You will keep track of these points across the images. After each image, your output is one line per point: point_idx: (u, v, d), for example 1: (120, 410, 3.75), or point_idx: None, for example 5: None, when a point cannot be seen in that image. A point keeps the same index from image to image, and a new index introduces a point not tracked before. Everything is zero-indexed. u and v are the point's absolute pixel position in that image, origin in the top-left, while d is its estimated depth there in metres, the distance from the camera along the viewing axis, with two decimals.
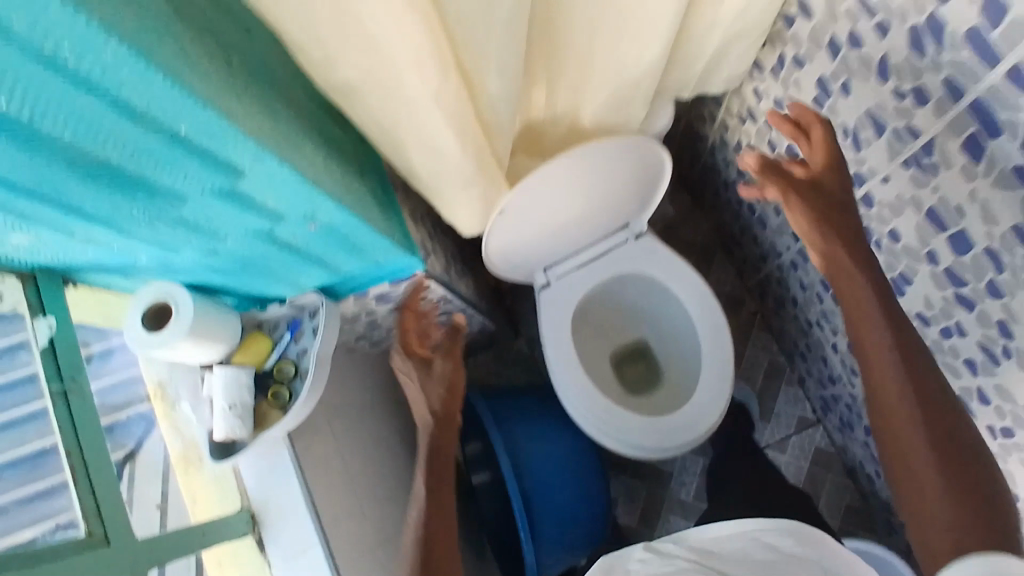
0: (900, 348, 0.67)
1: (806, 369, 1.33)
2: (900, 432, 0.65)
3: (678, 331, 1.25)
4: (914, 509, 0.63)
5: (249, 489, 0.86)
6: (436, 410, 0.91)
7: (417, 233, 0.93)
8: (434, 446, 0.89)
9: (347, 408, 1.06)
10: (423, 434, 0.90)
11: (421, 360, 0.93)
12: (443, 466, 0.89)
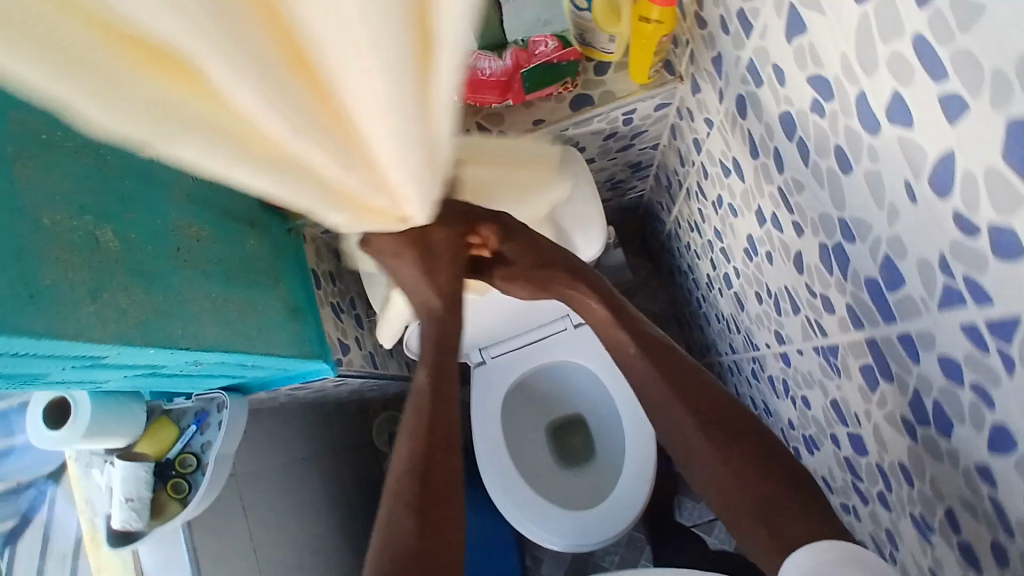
0: (677, 390, 0.64)
1: None
2: (703, 451, 0.60)
3: (610, 417, 1.24)
4: (748, 538, 0.56)
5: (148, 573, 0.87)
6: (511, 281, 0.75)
7: (337, 330, 0.93)
8: (551, 283, 0.75)
9: (264, 476, 1.07)
10: (557, 268, 0.74)
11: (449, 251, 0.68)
12: (444, 401, 0.62)
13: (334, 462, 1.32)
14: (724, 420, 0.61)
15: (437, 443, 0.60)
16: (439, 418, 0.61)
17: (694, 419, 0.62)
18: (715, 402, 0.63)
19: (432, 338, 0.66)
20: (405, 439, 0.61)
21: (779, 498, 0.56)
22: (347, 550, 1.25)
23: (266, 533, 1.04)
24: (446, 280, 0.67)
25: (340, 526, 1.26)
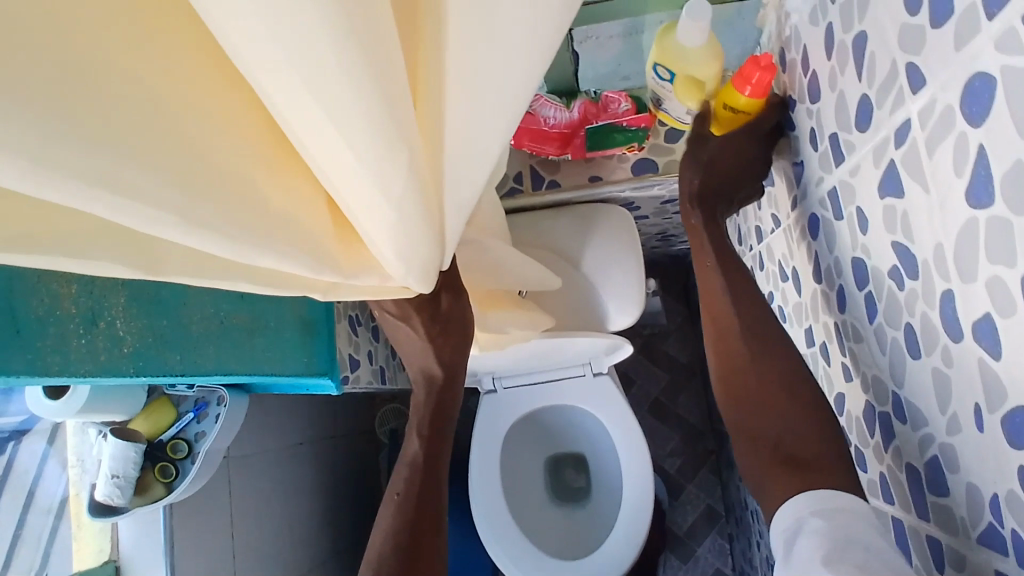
0: (763, 352, 0.64)
1: (738, 536, 1.27)
2: (763, 403, 0.62)
3: (612, 469, 1.21)
4: (765, 465, 0.60)
5: (125, 544, 0.89)
6: (449, 368, 0.70)
7: (349, 344, 0.91)
8: (442, 404, 0.72)
9: (255, 459, 1.07)
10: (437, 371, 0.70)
11: (429, 316, 0.64)
12: (433, 493, 0.71)
13: (331, 449, 1.32)
14: (791, 382, 0.61)
15: (416, 552, 0.66)
16: (428, 516, 0.69)
17: (777, 386, 0.62)
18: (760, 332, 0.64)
19: (416, 452, 0.72)
20: (387, 522, 0.68)
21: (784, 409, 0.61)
22: (326, 539, 1.26)
23: (248, 518, 1.04)
24: (446, 353, 0.68)
25: (323, 514, 1.26)
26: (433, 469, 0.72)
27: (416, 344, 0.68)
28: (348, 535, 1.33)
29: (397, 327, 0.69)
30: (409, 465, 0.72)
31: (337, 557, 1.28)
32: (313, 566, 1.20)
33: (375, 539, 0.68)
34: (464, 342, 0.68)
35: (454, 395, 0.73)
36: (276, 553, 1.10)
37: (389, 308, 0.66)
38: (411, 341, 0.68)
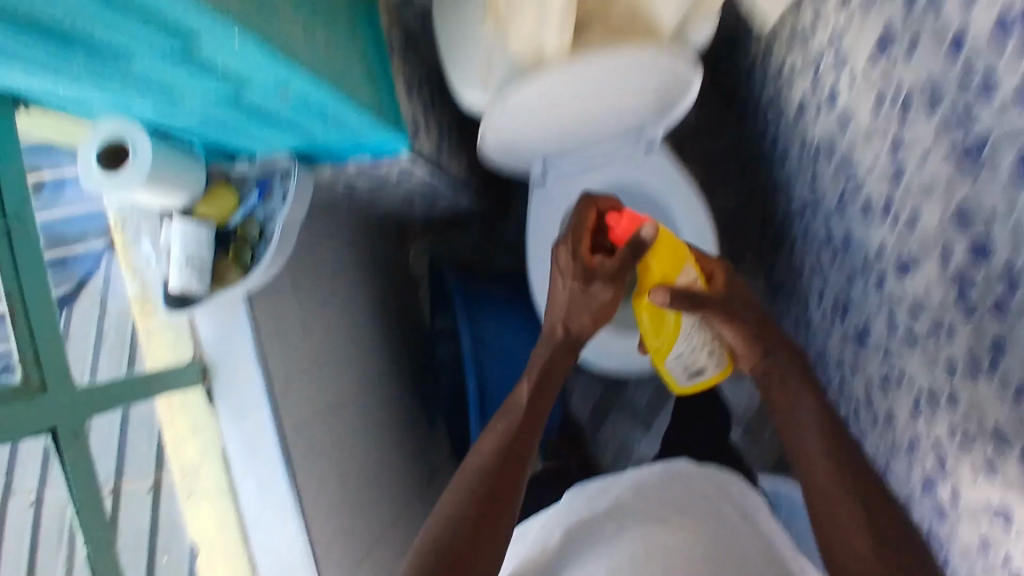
0: (843, 460, 0.72)
1: (787, 312, 1.34)
2: (826, 459, 0.72)
3: None
4: (834, 504, 0.68)
5: (205, 342, 0.86)
6: (570, 334, 0.87)
7: (413, 111, 0.87)
8: (570, 318, 0.86)
9: (320, 269, 1.06)
10: (584, 311, 0.85)
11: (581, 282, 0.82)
12: (533, 422, 0.80)
13: (377, 278, 1.31)
14: (865, 476, 0.70)
15: (504, 483, 0.72)
16: (511, 480, 0.73)
17: (840, 467, 0.71)
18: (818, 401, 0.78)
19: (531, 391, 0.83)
20: (487, 445, 0.77)
21: (836, 467, 0.71)
22: (388, 360, 1.26)
23: (320, 323, 1.02)
24: (602, 305, 0.84)
25: (383, 336, 1.26)
26: (533, 408, 0.81)
27: (563, 269, 0.84)
28: (405, 361, 1.34)
29: (556, 273, 0.86)
30: (524, 402, 0.81)
31: (400, 380, 1.29)
32: (384, 383, 1.21)
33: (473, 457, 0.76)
34: (606, 306, 0.85)
35: (568, 342, 0.87)
36: (353, 364, 1.10)
37: (580, 249, 0.82)
38: (562, 297, 0.85)
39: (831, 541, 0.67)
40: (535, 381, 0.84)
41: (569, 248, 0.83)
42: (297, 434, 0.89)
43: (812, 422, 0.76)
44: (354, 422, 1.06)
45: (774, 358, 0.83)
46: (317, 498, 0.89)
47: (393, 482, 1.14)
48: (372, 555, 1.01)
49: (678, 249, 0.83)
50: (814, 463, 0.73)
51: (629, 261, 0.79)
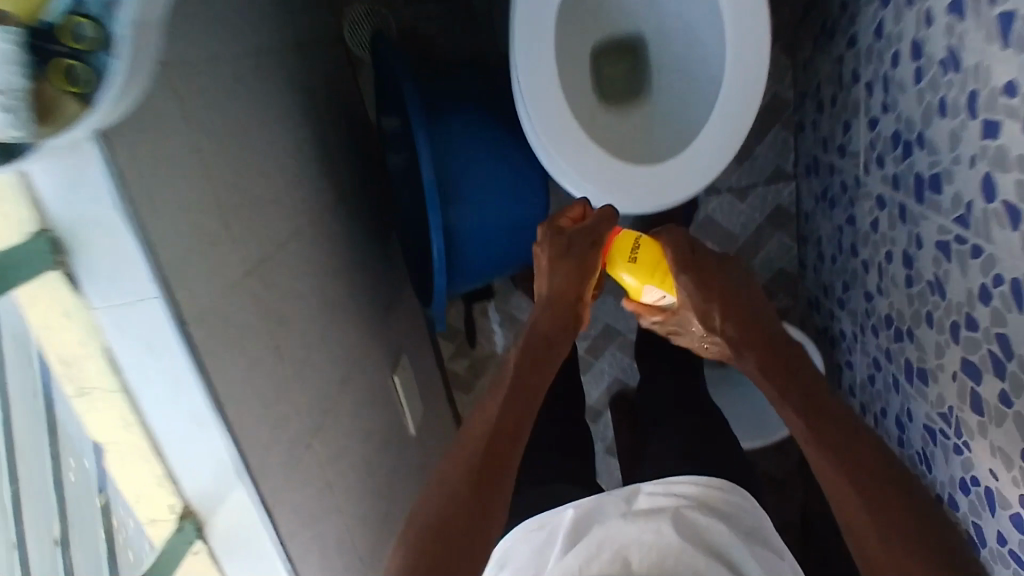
0: (835, 434, 0.74)
1: (812, 122, 1.11)
2: (828, 439, 0.73)
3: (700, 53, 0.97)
4: (844, 493, 0.70)
5: (53, 207, 0.55)
6: (560, 294, 0.85)
7: None
8: (557, 279, 0.85)
9: (216, 68, 0.75)
10: (558, 273, 0.85)
11: (557, 248, 0.85)
12: (520, 397, 0.78)
13: (300, 66, 0.99)
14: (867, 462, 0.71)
15: (491, 460, 0.71)
16: (495, 462, 0.72)
17: (842, 461, 0.71)
18: (795, 361, 0.81)
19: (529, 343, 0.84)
20: (474, 432, 0.75)
21: (843, 450, 0.71)
22: (324, 177, 1.01)
23: (217, 151, 0.73)
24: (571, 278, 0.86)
25: (314, 146, 0.99)
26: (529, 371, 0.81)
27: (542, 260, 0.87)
28: (346, 173, 1.09)
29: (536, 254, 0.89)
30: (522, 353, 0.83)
31: (341, 201, 1.05)
32: (321, 211, 0.98)
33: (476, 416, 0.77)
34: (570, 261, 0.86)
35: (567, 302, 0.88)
36: (278, 196, 0.85)
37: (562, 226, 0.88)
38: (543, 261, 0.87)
39: (852, 530, 0.68)
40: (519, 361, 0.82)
41: (546, 231, 0.86)
42: (209, 323, 0.67)
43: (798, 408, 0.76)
44: (287, 273, 0.85)
45: (748, 319, 0.83)
46: (248, 386, 0.72)
47: (341, 332, 0.98)
48: (322, 421, 0.88)
49: (649, 258, 0.85)
50: (816, 442, 0.73)
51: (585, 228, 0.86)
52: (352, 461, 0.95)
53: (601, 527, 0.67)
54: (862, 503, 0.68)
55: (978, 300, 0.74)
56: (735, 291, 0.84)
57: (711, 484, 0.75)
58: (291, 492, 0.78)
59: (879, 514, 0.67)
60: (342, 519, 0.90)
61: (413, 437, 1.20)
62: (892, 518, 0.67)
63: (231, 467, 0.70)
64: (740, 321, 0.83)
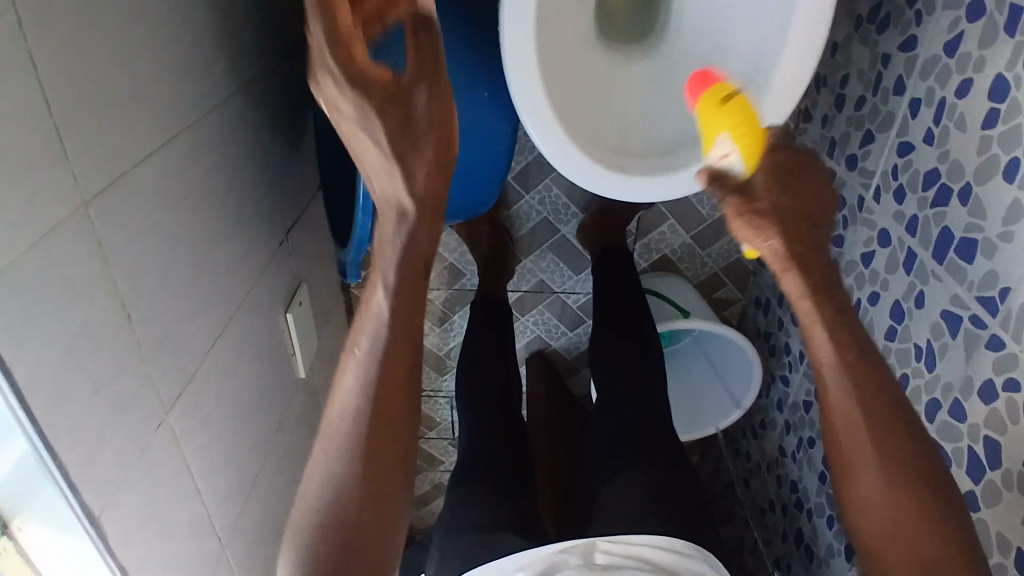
0: (885, 437, 0.59)
1: (824, 116, 0.97)
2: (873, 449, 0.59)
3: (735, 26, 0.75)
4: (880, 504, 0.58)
5: None
6: (423, 200, 0.60)
7: None
8: (411, 248, 0.61)
9: None
10: (395, 228, 0.61)
11: (399, 119, 0.56)
12: (390, 404, 0.62)
13: None
14: (892, 410, 0.59)
15: (374, 461, 0.61)
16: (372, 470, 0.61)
17: (882, 470, 0.58)
18: (869, 372, 0.60)
19: (402, 356, 0.62)
20: (329, 449, 0.62)
21: (879, 462, 0.58)
22: (223, 61, 0.75)
23: (46, 20, 0.48)
24: (416, 251, 0.62)
25: (211, 15, 0.73)
26: (400, 352, 0.62)
27: (376, 158, 0.58)
28: (252, 55, 0.83)
29: (348, 138, 0.58)
30: (374, 338, 0.61)
31: (242, 94, 0.80)
32: (212, 108, 0.73)
33: (312, 473, 0.63)
34: (436, 212, 0.62)
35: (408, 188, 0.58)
36: (147, 89, 0.61)
37: (344, 111, 0.55)
38: (368, 157, 0.58)
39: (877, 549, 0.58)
40: (367, 363, 0.61)
41: (338, 83, 0.53)
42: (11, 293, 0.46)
43: (834, 347, 0.60)
44: (149, 198, 0.62)
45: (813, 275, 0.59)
46: (70, 368, 0.53)
47: (223, 271, 0.77)
48: (182, 389, 0.70)
49: (729, 111, 0.59)
50: (847, 449, 0.60)
51: (437, 59, 0.57)
52: (221, 428, 0.79)
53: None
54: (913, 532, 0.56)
55: (978, 395, 0.66)
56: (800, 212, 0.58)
57: (672, 547, 0.72)
58: (131, 488, 0.62)
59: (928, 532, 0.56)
60: (201, 500, 0.75)
61: (301, 380, 1.04)
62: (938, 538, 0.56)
63: (48, 479, 0.53)
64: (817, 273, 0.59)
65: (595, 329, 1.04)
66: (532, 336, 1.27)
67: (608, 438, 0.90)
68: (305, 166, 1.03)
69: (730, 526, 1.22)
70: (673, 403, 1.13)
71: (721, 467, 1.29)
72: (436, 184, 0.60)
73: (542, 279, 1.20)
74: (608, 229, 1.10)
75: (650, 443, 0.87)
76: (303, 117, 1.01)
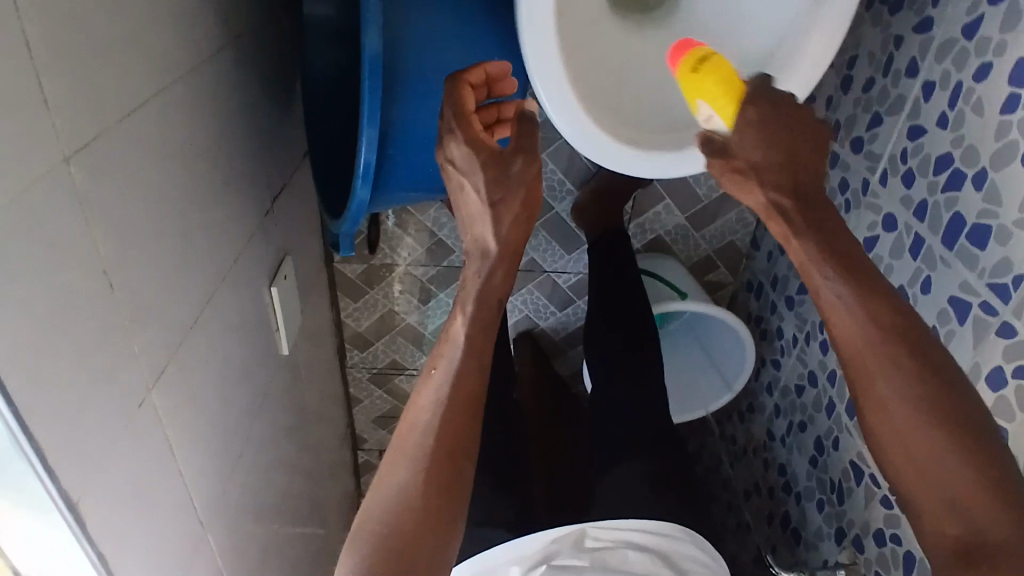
0: (917, 380, 0.51)
1: (829, 98, 0.96)
2: (910, 398, 0.51)
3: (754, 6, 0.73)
4: (931, 459, 0.50)
5: None
6: (506, 243, 0.61)
7: None
8: (488, 284, 0.61)
9: None
10: (476, 264, 0.61)
11: (495, 170, 0.60)
12: (467, 415, 0.59)
13: None
14: (926, 353, 0.52)
15: (444, 464, 0.58)
16: (442, 476, 0.57)
17: (921, 416, 0.51)
18: (890, 316, 0.53)
19: (474, 375, 0.60)
20: (402, 450, 0.59)
21: (918, 409, 0.51)
22: (212, 11, 0.70)
23: None
24: (493, 287, 0.61)
25: None
26: (479, 369, 0.61)
27: (473, 204, 0.61)
28: (242, 7, 0.77)
29: (454, 192, 0.63)
30: (458, 356, 0.60)
31: (231, 48, 0.75)
32: (201, 62, 0.68)
33: (376, 489, 0.59)
34: (517, 260, 0.63)
35: (494, 231, 0.60)
36: (133, 34, 0.56)
37: (457, 163, 0.61)
38: (469, 208, 0.62)
39: (931, 510, 0.50)
40: (446, 381, 0.59)
41: (461, 142, 0.60)
42: None
43: (833, 288, 0.54)
44: (134, 156, 0.57)
45: (795, 217, 0.56)
46: (50, 340, 0.48)
47: (208, 239, 0.73)
48: (166, 365, 0.65)
49: (707, 75, 0.56)
50: (881, 407, 0.52)
51: (533, 133, 0.61)
52: (204, 406, 0.74)
53: (553, 569, 0.66)
54: (973, 482, 0.48)
55: (985, 383, 0.66)
56: (782, 161, 0.56)
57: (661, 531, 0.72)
58: (111, 469, 0.58)
59: (988, 483, 0.48)
60: (183, 482, 0.71)
61: (283, 357, 1.00)
62: (1000, 489, 0.48)
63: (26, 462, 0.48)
64: (806, 221, 0.56)
65: (591, 309, 1.03)
66: (520, 316, 1.25)
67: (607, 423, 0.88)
68: (292, 132, 0.98)
69: (715, 508, 1.22)
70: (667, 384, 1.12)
71: (704, 450, 1.30)
72: (517, 236, 0.61)
73: (534, 258, 1.17)
74: (605, 208, 1.08)
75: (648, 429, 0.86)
76: (292, 79, 0.96)
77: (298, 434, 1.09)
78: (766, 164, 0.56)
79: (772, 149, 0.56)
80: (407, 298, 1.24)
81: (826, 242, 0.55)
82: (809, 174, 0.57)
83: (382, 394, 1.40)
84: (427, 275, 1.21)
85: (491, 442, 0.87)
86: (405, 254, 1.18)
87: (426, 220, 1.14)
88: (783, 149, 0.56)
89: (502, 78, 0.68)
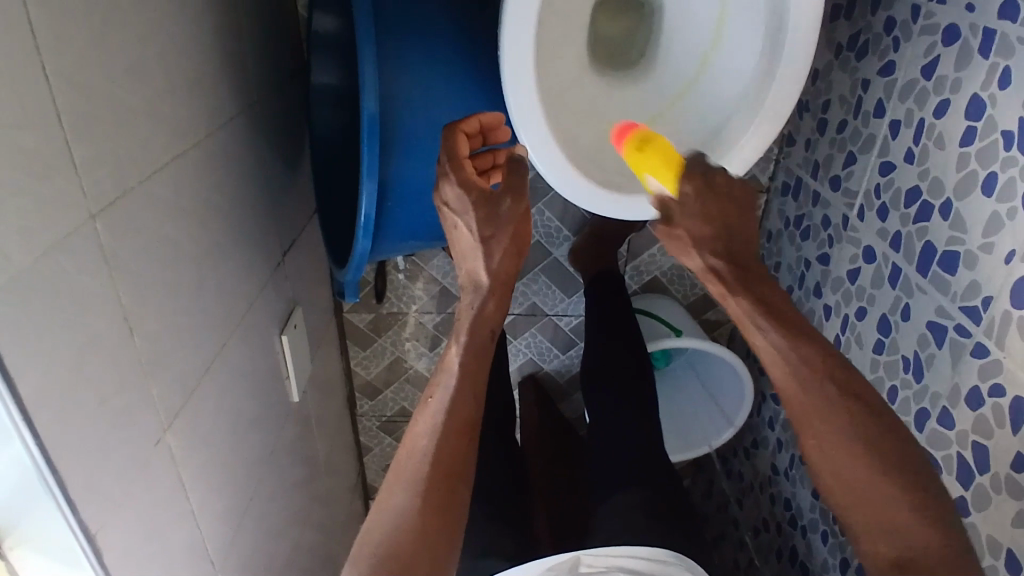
0: (853, 412, 0.56)
1: (807, 140, 1.01)
2: (848, 436, 0.55)
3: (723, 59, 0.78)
4: (872, 488, 0.54)
5: None
6: (496, 275, 0.65)
7: None
8: (481, 314, 0.65)
9: None
10: (470, 295, 0.66)
11: (484, 210, 0.65)
12: (461, 442, 0.62)
13: None
14: (857, 387, 0.57)
15: (441, 491, 0.60)
16: (437, 502, 0.60)
17: (858, 447, 0.55)
18: (824, 357, 0.58)
19: (468, 407, 0.63)
20: (400, 476, 0.62)
21: (856, 445, 0.55)
22: (226, 82, 0.77)
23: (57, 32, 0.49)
24: (485, 317, 0.65)
25: (216, 38, 0.75)
26: (474, 397, 0.64)
27: (466, 241, 0.66)
28: (254, 78, 0.85)
29: (449, 230, 0.68)
30: (452, 386, 0.63)
31: (245, 115, 0.82)
32: (216, 127, 0.75)
33: (374, 515, 0.62)
34: (509, 290, 0.67)
35: (486, 265, 0.65)
36: (153, 104, 0.62)
37: (451, 204, 0.67)
38: (463, 244, 0.67)
39: (870, 535, 0.54)
40: (441, 410, 0.62)
41: (454, 184, 0.66)
42: (18, 302, 0.46)
43: (761, 329, 0.59)
44: (154, 213, 0.63)
45: (734, 265, 0.61)
46: (74, 381, 0.53)
47: (223, 289, 0.78)
48: (180, 408, 0.69)
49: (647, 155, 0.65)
50: (820, 450, 0.56)
51: (521, 171, 0.65)
52: (217, 448, 0.78)
53: None
54: (908, 501, 0.53)
55: (965, 402, 0.68)
56: (718, 227, 0.61)
57: (655, 557, 0.73)
58: (128, 507, 0.61)
59: (916, 499, 0.53)
60: (197, 522, 0.74)
61: (294, 404, 1.03)
62: (928, 503, 0.53)
63: (49, 496, 0.52)
64: (744, 273, 0.61)
65: (591, 347, 1.06)
66: (525, 359, 1.28)
67: (606, 457, 0.91)
68: (302, 191, 1.04)
69: (725, 547, 1.22)
70: (667, 423, 1.14)
71: (712, 490, 1.30)
72: (508, 267, 0.65)
73: (535, 302, 1.21)
74: (601, 251, 1.12)
75: (645, 461, 0.88)
76: (301, 142, 1.03)
77: (309, 482, 1.12)
78: (700, 228, 0.61)
79: (704, 218, 0.61)
80: (413, 345, 1.28)
81: (750, 290, 0.60)
82: (736, 224, 0.61)
83: (392, 442, 1.42)
84: (433, 322, 1.25)
85: (495, 480, 0.90)
86: (410, 303, 1.23)
87: (431, 269, 1.19)
88: (712, 204, 0.61)
89: (496, 126, 0.74)
